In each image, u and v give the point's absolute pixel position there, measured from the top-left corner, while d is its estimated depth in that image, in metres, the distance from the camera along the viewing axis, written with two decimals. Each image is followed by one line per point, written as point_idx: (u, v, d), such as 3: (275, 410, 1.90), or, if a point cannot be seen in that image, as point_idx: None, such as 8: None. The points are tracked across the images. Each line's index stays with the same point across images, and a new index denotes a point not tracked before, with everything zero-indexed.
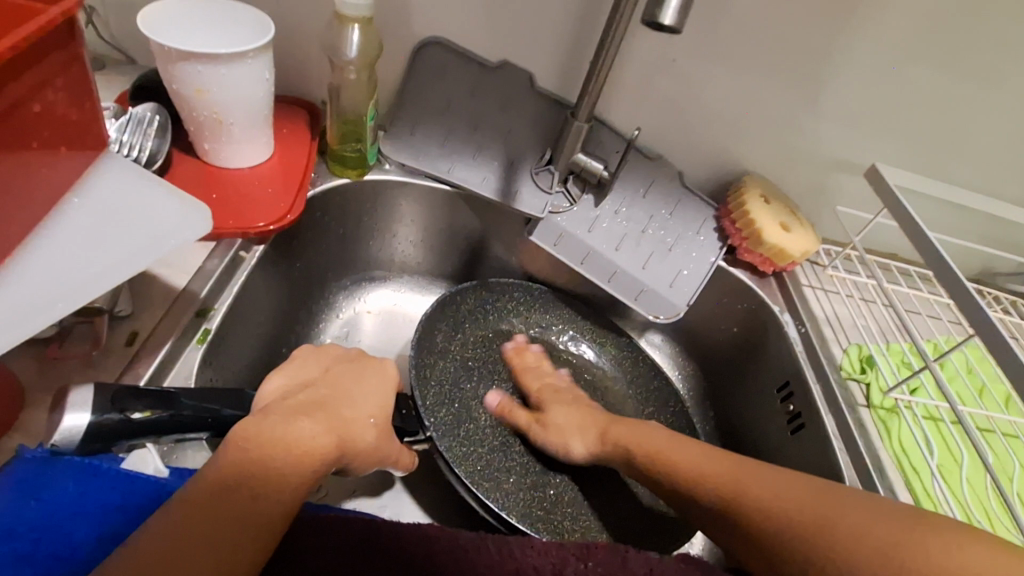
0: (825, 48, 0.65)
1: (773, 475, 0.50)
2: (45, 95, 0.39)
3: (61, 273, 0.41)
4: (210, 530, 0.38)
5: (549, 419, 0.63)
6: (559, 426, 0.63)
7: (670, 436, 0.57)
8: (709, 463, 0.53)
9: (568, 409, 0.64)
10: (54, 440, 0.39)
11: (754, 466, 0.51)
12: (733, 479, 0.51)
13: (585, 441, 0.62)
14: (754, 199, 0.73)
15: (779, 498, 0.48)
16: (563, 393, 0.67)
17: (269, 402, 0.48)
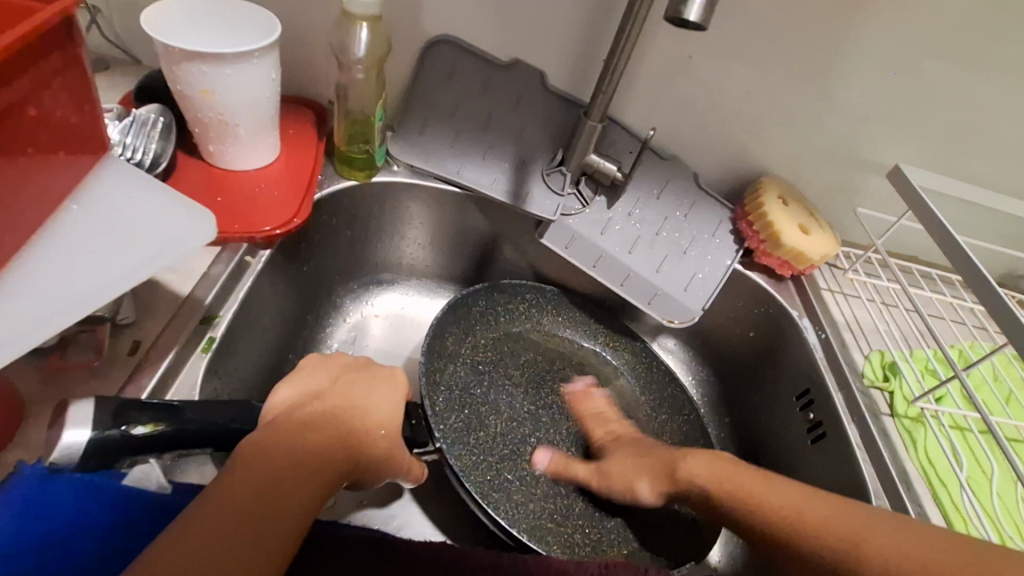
0: (848, 44, 0.63)
1: (816, 498, 0.49)
2: (43, 98, 0.37)
3: (61, 283, 0.39)
4: (208, 551, 0.36)
5: (610, 466, 0.60)
6: (623, 473, 0.59)
7: (756, 473, 0.53)
8: (770, 492, 0.51)
9: (627, 453, 0.60)
10: (52, 458, 0.36)
11: (802, 491, 0.50)
12: (795, 509, 0.49)
13: (653, 485, 0.57)
14: (773, 202, 0.70)
15: (808, 512, 0.48)
16: (622, 438, 0.63)
17: (277, 414, 0.46)
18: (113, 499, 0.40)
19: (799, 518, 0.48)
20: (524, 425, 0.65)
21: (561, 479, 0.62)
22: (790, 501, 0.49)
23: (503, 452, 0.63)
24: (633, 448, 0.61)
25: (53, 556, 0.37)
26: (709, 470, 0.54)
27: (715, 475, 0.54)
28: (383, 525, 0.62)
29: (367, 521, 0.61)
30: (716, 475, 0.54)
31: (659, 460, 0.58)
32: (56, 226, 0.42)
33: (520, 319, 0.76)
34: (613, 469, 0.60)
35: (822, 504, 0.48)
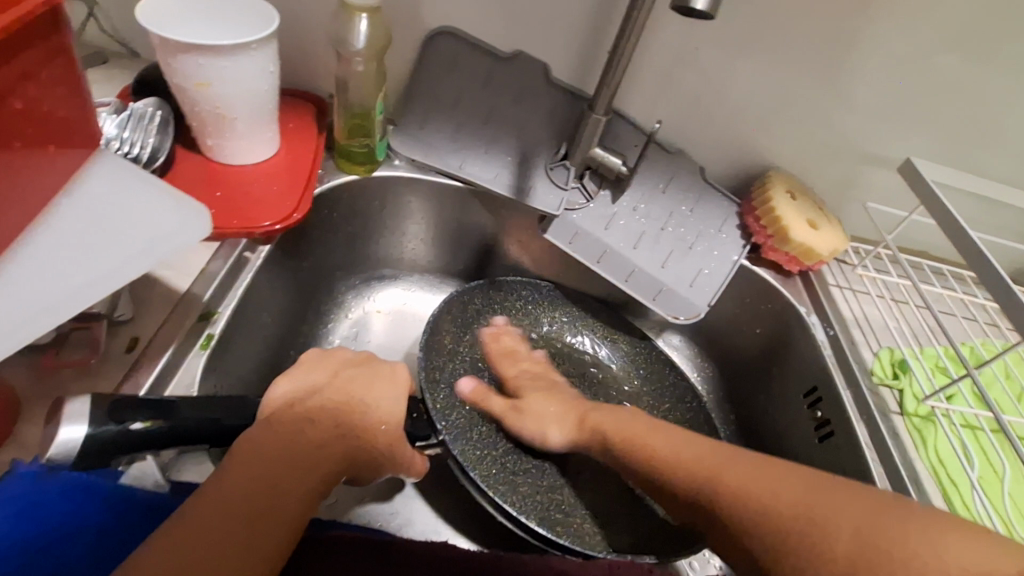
0: (860, 36, 0.61)
1: (713, 451, 0.48)
2: (27, 90, 0.36)
3: (53, 280, 0.39)
4: (201, 549, 0.35)
5: (526, 404, 0.60)
6: (539, 413, 0.59)
7: (655, 421, 0.53)
8: (660, 440, 0.51)
9: (547, 394, 0.61)
10: (50, 454, 0.36)
11: (705, 445, 0.49)
12: (702, 463, 0.47)
13: (564, 425, 0.58)
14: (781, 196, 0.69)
15: (727, 478, 0.45)
16: (540, 379, 0.64)
17: (273, 411, 0.44)
18: (111, 501, 0.40)
19: (694, 467, 0.47)
20: None
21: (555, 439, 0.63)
22: (688, 454, 0.48)
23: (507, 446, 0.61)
24: (550, 393, 0.61)
25: (47, 559, 0.36)
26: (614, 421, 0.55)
27: (618, 423, 0.54)
28: (384, 523, 0.61)
29: (368, 519, 0.61)
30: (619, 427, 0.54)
31: (573, 407, 0.59)
32: (46, 222, 0.41)
33: (518, 316, 0.75)
34: (527, 404, 0.60)
35: (728, 457, 0.47)
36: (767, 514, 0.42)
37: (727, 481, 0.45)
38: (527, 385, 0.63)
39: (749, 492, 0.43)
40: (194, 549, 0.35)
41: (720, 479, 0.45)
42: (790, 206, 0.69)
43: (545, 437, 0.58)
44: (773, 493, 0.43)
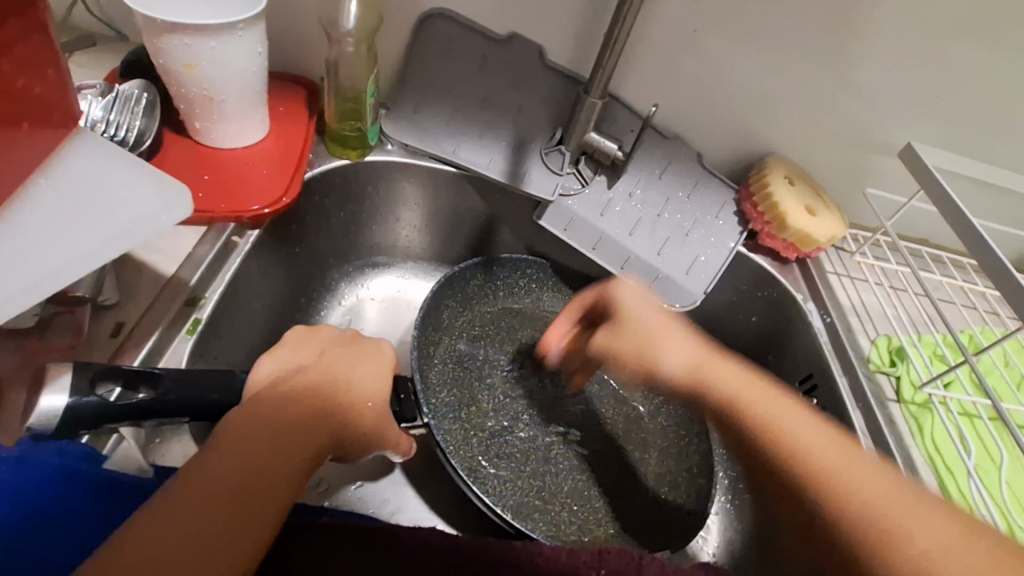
0: (861, 18, 0.60)
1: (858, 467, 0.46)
2: (1, 66, 0.36)
3: (30, 262, 0.38)
4: (183, 523, 0.35)
5: (634, 336, 0.57)
6: (671, 352, 0.55)
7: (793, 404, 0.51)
8: (800, 429, 0.48)
9: (665, 335, 0.56)
10: (30, 423, 0.36)
11: (847, 452, 0.47)
12: (831, 461, 0.46)
13: (677, 363, 0.55)
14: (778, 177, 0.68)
15: (857, 486, 0.44)
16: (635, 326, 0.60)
17: (260, 390, 0.43)
18: (96, 484, 0.39)
19: (831, 467, 0.46)
20: (522, 402, 0.65)
21: (550, 423, 0.65)
22: (822, 449, 0.47)
23: (493, 429, 0.63)
24: (670, 334, 0.56)
25: (28, 542, 0.36)
26: (745, 390, 0.52)
27: (755, 398, 0.51)
28: (376, 509, 0.61)
29: (360, 504, 0.61)
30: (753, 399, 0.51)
31: (699, 354, 0.55)
32: (21, 202, 0.41)
33: (520, 295, 0.75)
34: (649, 329, 0.57)
35: (862, 468, 0.45)
36: (881, 534, 0.42)
37: (857, 496, 0.44)
38: (638, 321, 0.57)
39: (889, 515, 0.43)
40: (176, 524, 0.35)
41: (848, 493, 0.44)
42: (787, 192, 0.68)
43: (655, 370, 0.56)
44: (899, 523, 0.42)
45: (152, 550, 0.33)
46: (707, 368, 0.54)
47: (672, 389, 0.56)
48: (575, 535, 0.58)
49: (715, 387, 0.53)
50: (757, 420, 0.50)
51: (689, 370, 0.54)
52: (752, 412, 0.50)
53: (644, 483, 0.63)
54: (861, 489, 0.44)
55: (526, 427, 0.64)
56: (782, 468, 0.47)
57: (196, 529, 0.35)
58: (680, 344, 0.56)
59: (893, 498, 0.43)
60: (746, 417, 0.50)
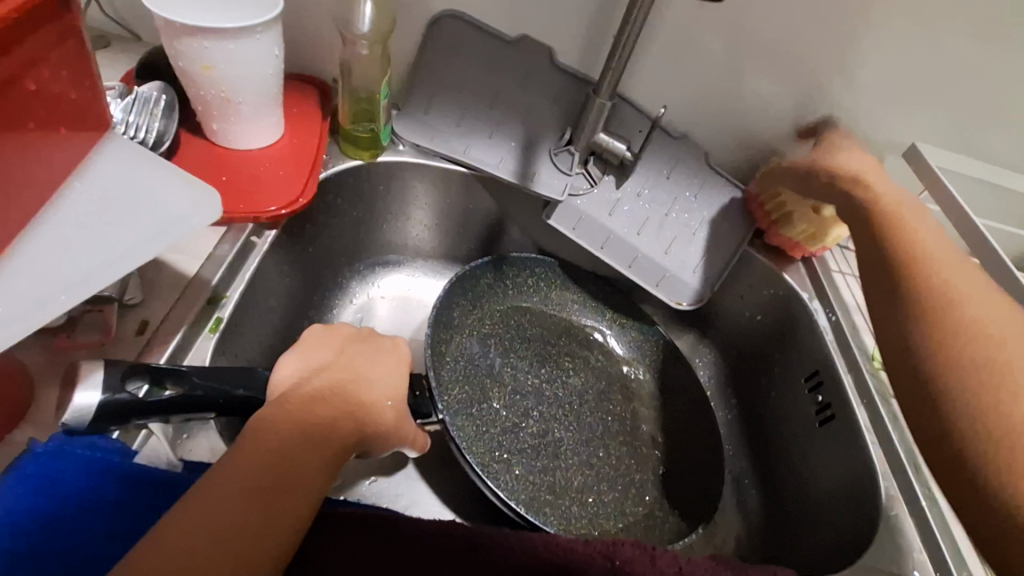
0: (867, 20, 0.60)
1: (971, 282, 0.47)
2: (39, 72, 0.37)
3: (68, 264, 0.39)
4: (211, 526, 0.36)
5: (844, 165, 0.61)
6: (855, 172, 0.59)
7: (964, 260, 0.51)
8: (937, 248, 0.51)
9: (883, 179, 0.59)
10: (65, 419, 0.37)
11: (973, 272, 0.48)
12: (947, 269, 0.48)
13: (860, 180, 0.59)
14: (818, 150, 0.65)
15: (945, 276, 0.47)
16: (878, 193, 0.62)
17: (283, 391, 0.45)
18: (124, 477, 0.40)
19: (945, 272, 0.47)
20: (532, 400, 0.67)
21: (566, 419, 0.66)
22: (952, 265, 0.49)
23: (505, 425, 0.64)
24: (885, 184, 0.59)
25: (64, 534, 0.37)
26: (913, 220, 0.53)
27: (919, 224, 0.53)
28: (391, 505, 0.62)
29: (375, 499, 0.62)
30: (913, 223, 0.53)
31: (890, 192, 0.57)
32: (57, 203, 0.42)
33: (529, 295, 0.76)
34: (850, 164, 0.61)
35: (979, 286, 0.47)
36: (940, 302, 0.45)
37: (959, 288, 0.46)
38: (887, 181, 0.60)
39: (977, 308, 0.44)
40: (204, 528, 0.36)
41: (947, 283, 0.47)
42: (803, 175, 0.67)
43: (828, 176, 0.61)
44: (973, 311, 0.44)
45: (190, 549, 0.35)
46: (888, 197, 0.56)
47: (834, 188, 0.60)
48: (585, 531, 0.59)
49: (884, 204, 0.56)
50: (899, 233, 0.52)
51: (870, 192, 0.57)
52: (893, 217, 0.54)
53: (652, 480, 0.65)
54: (971, 291, 0.46)
55: (537, 424, 0.65)
56: (901, 246, 0.51)
57: (230, 528, 0.36)
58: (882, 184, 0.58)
59: (987, 304, 0.45)
60: (890, 224, 0.54)
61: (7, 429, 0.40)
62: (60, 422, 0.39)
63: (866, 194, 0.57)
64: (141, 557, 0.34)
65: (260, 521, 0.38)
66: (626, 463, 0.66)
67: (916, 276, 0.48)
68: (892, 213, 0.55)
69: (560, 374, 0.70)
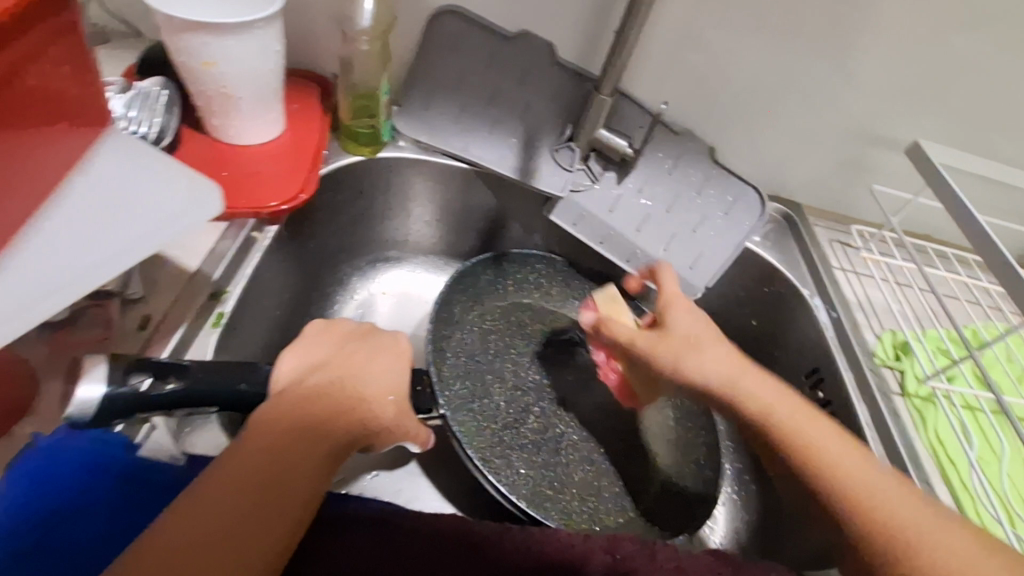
0: (870, 16, 0.60)
1: (860, 467, 0.47)
2: (39, 67, 0.37)
3: (71, 260, 0.39)
4: (209, 527, 0.36)
5: (678, 346, 0.53)
6: (702, 357, 0.52)
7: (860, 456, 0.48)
8: (821, 436, 0.49)
9: (716, 354, 0.53)
10: (68, 412, 0.38)
11: (884, 481, 0.47)
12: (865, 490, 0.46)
13: (711, 374, 0.52)
14: (677, 307, 0.56)
15: (851, 480, 0.47)
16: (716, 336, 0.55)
17: (285, 386, 0.45)
18: (130, 470, 0.41)
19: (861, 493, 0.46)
20: (532, 395, 0.66)
21: (566, 412, 0.66)
22: (837, 451, 0.48)
23: (505, 421, 0.64)
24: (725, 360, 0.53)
25: (72, 527, 0.38)
26: (779, 414, 0.50)
27: (782, 405, 0.51)
28: (392, 499, 0.63)
29: (376, 494, 0.62)
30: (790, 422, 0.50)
31: (740, 369, 0.52)
32: (58, 200, 0.42)
33: (530, 290, 0.75)
34: (688, 335, 0.54)
35: (867, 470, 0.47)
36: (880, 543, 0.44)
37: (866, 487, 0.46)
38: (721, 345, 0.54)
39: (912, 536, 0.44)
40: (201, 528, 0.36)
41: (856, 490, 0.46)
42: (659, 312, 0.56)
43: (679, 374, 0.53)
44: (886, 508, 0.45)
45: (185, 546, 0.35)
46: (745, 386, 0.51)
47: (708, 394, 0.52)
48: (585, 526, 0.59)
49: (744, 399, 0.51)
50: (787, 437, 0.49)
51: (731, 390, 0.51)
52: (783, 427, 0.50)
53: (651, 478, 0.64)
54: (867, 484, 0.46)
55: (537, 420, 0.65)
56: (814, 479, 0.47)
57: (229, 521, 0.37)
58: (724, 366, 0.52)
59: (893, 492, 0.46)
60: (777, 426, 0.50)
61: (13, 422, 0.40)
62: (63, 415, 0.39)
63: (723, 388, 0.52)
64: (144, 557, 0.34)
65: (258, 515, 0.38)
66: (630, 455, 0.65)
67: (830, 482, 0.47)
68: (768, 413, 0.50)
69: (562, 370, 0.69)
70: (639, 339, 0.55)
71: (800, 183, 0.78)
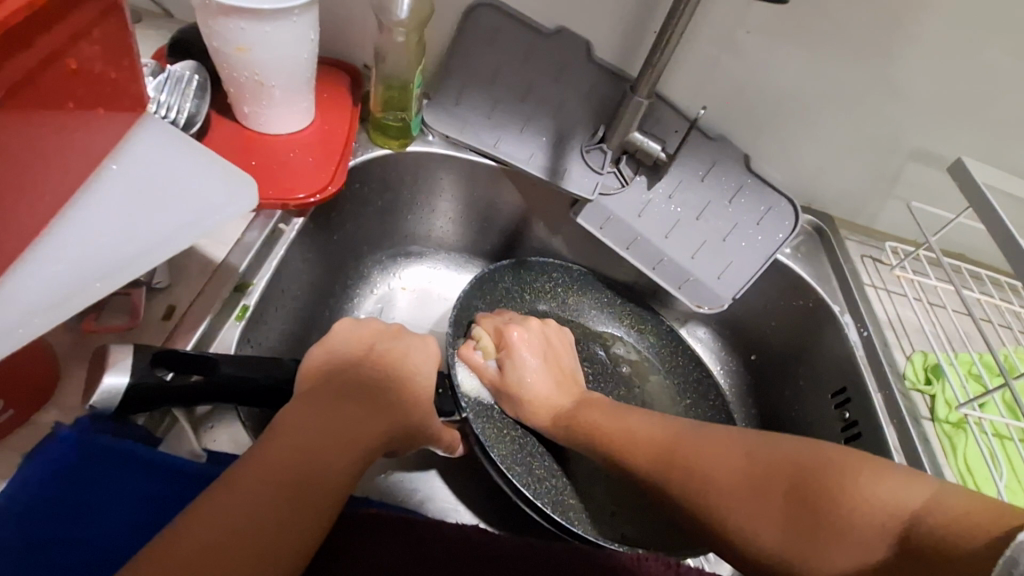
0: (923, 29, 0.58)
1: (670, 430, 0.52)
2: (79, 49, 0.35)
3: (101, 251, 0.39)
4: (241, 515, 0.36)
5: (518, 371, 0.59)
6: (522, 373, 0.59)
7: (697, 431, 0.51)
8: (634, 424, 0.54)
9: (547, 382, 0.60)
10: (93, 401, 0.39)
11: (726, 446, 0.49)
12: (709, 476, 0.48)
13: (540, 412, 0.58)
14: (513, 336, 0.61)
15: (644, 448, 0.52)
16: (537, 344, 0.62)
17: (312, 387, 0.44)
18: (147, 467, 0.40)
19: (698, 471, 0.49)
20: None
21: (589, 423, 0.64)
22: (656, 439, 0.52)
23: None
24: (552, 383, 0.60)
25: (92, 521, 0.38)
26: (599, 419, 0.56)
27: (605, 421, 0.55)
28: (406, 499, 0.62)
29: (390, 494, 0.62)
30: (609, 427, 0.54)
31: (567, 396, 0.59)
32: (92, 187, 0.41)
33: (547, 298, 0.74)
34: (523, 379, 0.59)
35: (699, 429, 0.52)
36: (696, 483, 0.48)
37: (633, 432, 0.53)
38: (553, 365, 0.61)
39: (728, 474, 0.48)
40: (235, 516, 0.36)
41: (690, 462, 0.49)
42: (499, 339, 0.62)
43: (524, 409, 0.58)
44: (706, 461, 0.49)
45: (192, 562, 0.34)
46: (570, 408, 0.58)
47: (537, 421, 0.58)
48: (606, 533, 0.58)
49: (581, 423, 0.56)
50: (587, 427, 0.55)
51: (553, 420, 0.58)
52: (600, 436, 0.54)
53: None
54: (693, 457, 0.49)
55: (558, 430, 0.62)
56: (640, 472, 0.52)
57: (241, 530, 0.36)
58: (552, 391, 0.59)
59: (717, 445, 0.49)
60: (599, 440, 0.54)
61: (34, 411, 0.40)
62: (87, 404, 0.40)
63: (550, 424, 0.58)
64: (172, 548, 0.34)
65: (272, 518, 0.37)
66: None
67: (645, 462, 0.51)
68: (581, 419, 0.56)
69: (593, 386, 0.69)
70: (490, 375, 0.60)
71: (836, 196, 0.76)
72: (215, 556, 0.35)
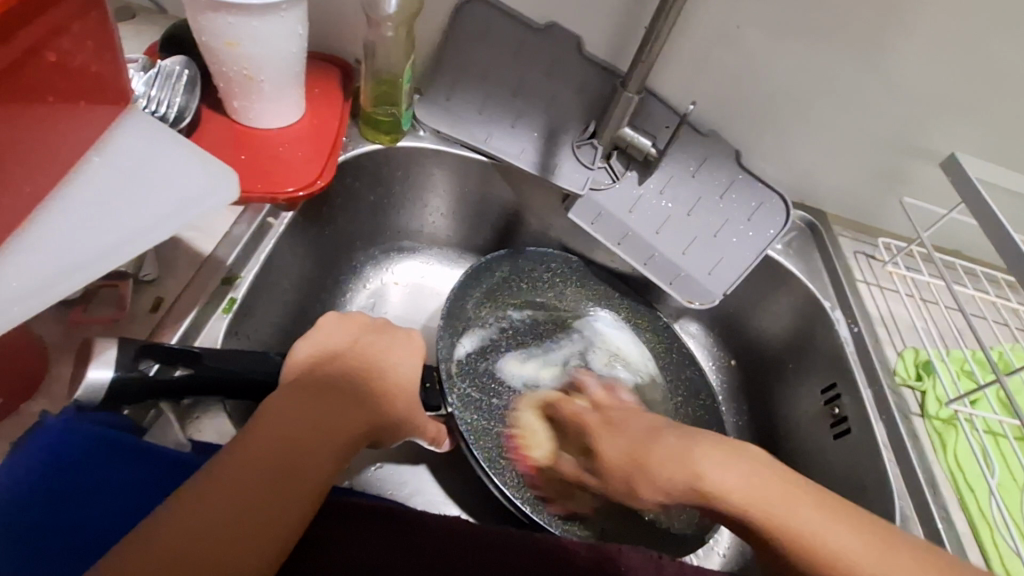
0: (912, 23, 0.58)
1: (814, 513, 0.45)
2: (62, 43, 0.36)
3: (83, 243, 0.39)
4: (222, 505, 0.37)
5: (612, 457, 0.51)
6: (633, 470, 0.50)
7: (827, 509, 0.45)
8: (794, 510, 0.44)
9: (666, 458, 0.49)
10: (78, 394, 0.40)
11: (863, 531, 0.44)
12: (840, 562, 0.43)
13: (668, 497, 0.48)
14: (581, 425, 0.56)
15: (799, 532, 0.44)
16: (612, 418, 0.55)
17: (296, 377, 0.45)
18: (130, 454, 0.40)
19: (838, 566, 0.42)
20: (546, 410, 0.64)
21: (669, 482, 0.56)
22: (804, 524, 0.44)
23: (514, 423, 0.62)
24: (668, 454, 0.49)
25: (76, 505, 0.38)
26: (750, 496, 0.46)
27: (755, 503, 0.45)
28: (395, 492, 0.63)
29: (379, 485, 0.62)
30: (764, 507, 0.45)
31: (708, 462, 0.47)
32: (74, 179, 0.42)
33: (545, 289, 0.74)
34: (623, 465, 0.51)
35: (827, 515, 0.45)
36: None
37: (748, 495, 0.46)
38: (653, 432, 0.51)
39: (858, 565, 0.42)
40: (214, 504, 0.37)
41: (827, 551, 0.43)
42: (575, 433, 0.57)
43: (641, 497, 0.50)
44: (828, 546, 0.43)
45: (169, 551, 0.35)
46: (718, 472, 0.47)
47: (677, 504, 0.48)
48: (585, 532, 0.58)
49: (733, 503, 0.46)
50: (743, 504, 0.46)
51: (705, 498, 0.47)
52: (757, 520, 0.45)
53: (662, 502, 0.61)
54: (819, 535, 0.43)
55: None
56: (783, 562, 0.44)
57: (219, 520, 0.36)
58: (678, 462, 0.48)
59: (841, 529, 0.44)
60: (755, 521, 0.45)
61: (23, 400, 0.41)
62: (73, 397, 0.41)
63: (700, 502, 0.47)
64: (150, 537, 0.35)
65: (249, 513, 0.37)
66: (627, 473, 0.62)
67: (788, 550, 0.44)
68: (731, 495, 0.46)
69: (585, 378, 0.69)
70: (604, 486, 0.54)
71: (828, 191, 0.75)
72: (194, 543, 0.35)
